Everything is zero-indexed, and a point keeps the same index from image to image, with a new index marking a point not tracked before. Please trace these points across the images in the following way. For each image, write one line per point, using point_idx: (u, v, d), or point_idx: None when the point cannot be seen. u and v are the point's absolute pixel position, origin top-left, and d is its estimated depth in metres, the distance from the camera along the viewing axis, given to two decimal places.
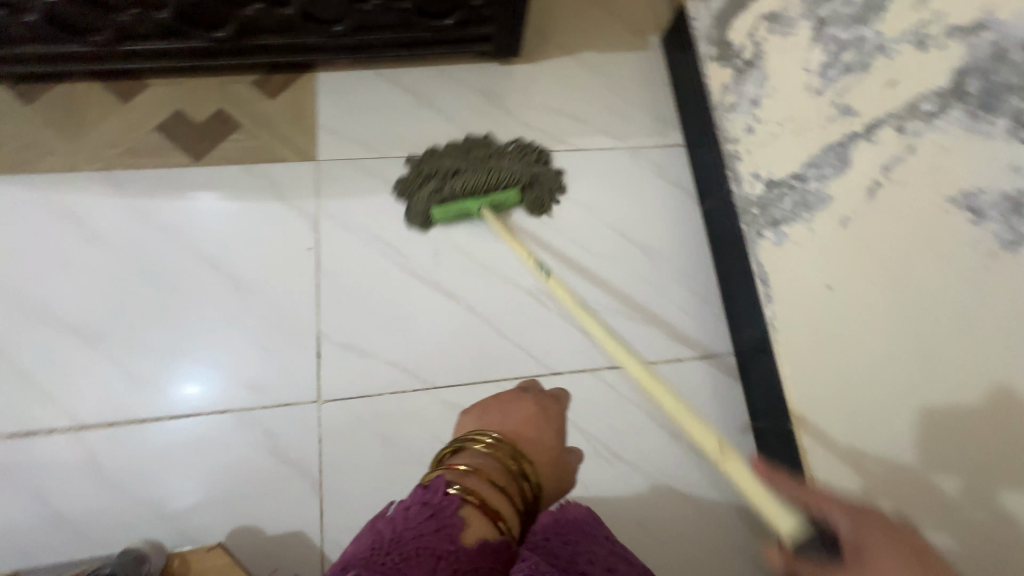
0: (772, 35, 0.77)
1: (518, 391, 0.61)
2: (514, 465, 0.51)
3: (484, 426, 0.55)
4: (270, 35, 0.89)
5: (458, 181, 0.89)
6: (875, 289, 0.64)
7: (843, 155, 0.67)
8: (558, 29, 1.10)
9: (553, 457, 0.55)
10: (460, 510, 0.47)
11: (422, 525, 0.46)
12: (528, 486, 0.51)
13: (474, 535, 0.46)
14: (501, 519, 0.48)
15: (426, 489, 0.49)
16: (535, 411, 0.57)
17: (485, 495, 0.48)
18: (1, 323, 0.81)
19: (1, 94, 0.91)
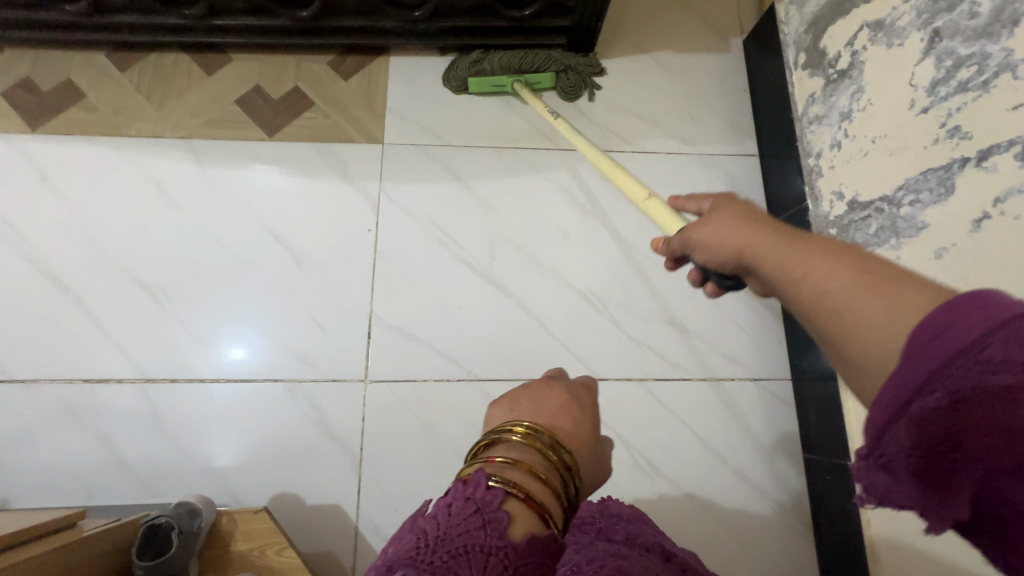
0: (875, 44, 0.72)
1: (547, 378, 0.51)
2: (558, 458, 0.42)
3: (519, 416, 0.47)
4: (351, 16, 0.91)
5: (498, 55, 0.94)
6: None
7: (946, 180, 0.62)
8: (635, 25, 1.06)
9: (593, 448, 0.46)
10: (506, 505, 0.39)
11: (467, 521, 0.38)
12: (575, 479, 0.43)
13: (523, 530, 0.39)
14: (551, 514, 0.40)
15: (465, 483, 0.41)
16: (573, 396, 0.49)
17: (533, 488, 0.41)
18: (84, 275, 0.86)
19: (100, 60, 0.96)
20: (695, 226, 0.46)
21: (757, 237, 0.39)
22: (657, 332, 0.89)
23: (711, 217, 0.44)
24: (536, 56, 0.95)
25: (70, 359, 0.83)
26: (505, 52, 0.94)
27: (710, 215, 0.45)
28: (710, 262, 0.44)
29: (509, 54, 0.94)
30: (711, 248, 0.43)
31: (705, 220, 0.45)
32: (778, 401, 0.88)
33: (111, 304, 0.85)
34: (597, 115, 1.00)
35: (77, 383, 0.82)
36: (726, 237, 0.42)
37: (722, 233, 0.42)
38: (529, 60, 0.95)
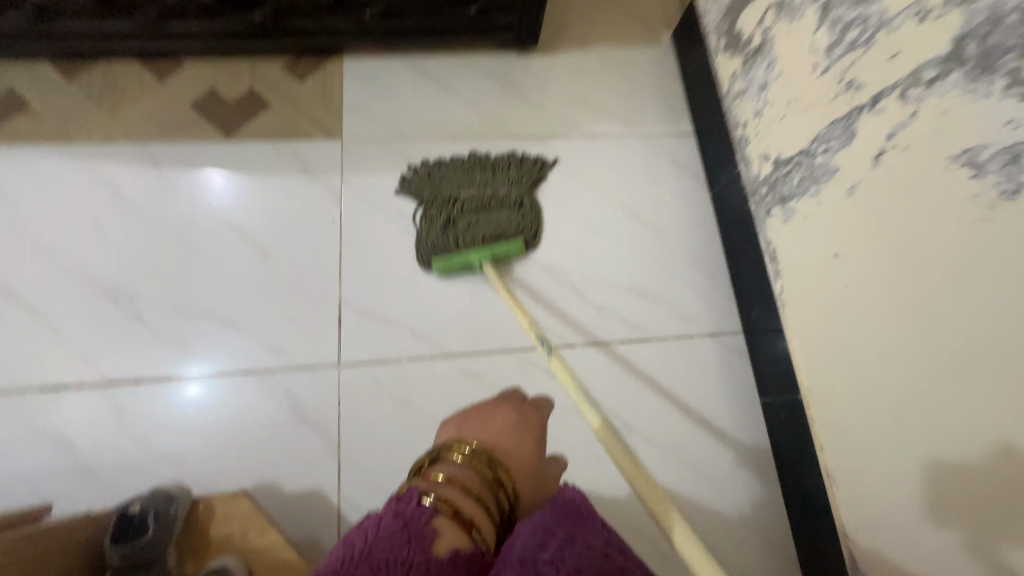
0: (780, 21, 0.81)
1: (496, 401, 0.63)
2: (491, 473, 0.53)
3: (462, 436, 0.57)
4: (303, 18, 0.94)
5: (461, 225, 0.90)
6: (877, 256, 0.67)
7: (849, 127, 0.70)
8: (574, 24, 1.15)
9: (530, 467, 0.56)
10: (433, 521, 0.46)
11: (394, 536, 0.43)
12: (504, 493, 0.52)
13: (446, 544, 0.44)
14: (475, 528, 0.47)
15: (400, 500, 0.48)
16: (512, 421, 0.59)
17: (460, 504, 0.48)
18: (38, 281, 0.84)
19: (46, 71, 0.95)
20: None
21: None
22: (617, 298, 0.96)
23: None
24: (499, 220, 0.92)
25: (24, 368, 0.80)
26: (470, 219, 0.91)
27: None
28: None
29: (472, 220, 0.91)
30: None
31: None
32: (732, 352, 0.95)
33: (67, 310, 0.83)
34: (545, 104, 1.07)
35: (31, 392, 0.79)
36: None
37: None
38: (493, 226, 0.91)
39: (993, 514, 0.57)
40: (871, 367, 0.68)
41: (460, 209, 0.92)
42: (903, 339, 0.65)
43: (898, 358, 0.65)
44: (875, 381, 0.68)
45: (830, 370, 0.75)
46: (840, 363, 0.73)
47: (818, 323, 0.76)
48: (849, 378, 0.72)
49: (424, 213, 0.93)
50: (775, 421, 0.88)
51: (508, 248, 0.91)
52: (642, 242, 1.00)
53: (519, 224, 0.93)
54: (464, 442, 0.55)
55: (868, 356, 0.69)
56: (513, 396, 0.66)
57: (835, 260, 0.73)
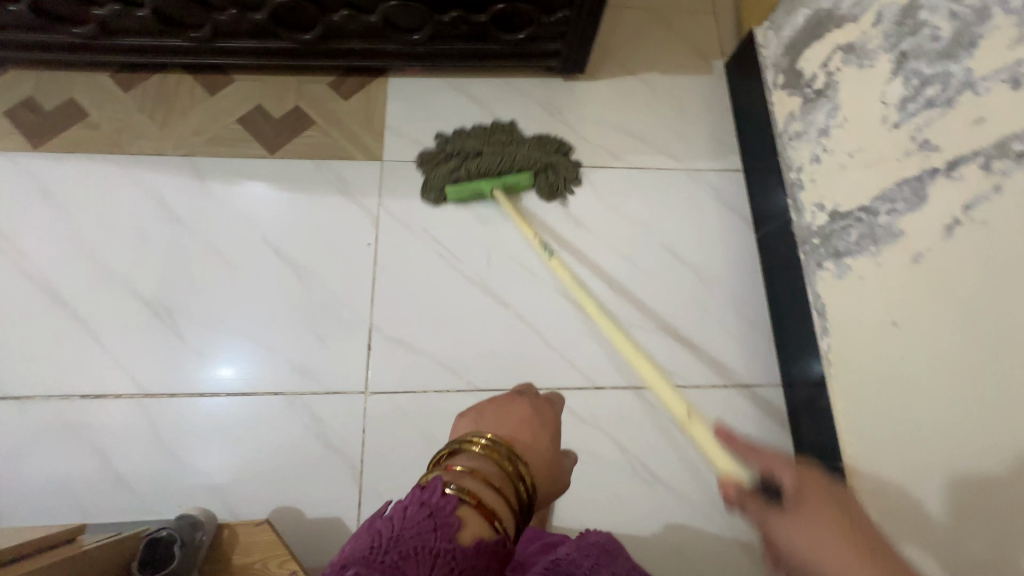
0: (847, 65, 0.77)
1: (512, 393, 0.59)
2: (512, 467, 0.48)
3: (481, 428, 0.53)
4: (352, 39, 0.94)
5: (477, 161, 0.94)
6: (941, 318, 0.63)
7: (919, 190, 0.66)
8: (622, 49, 1.12)
9: (548, 460, 0.53)
10: (458, 511, 0.44)
11: (420, 525, 0.43)
12: (525, 486, 0.49)
13: (471, 534, 0.44)
14: (498, 519, 0.45)
15: (423, 489, 0.46)
16: (530, 413, 0.55)
17: (483, 495, 0.46)
18: (85, 289, 0.87)
19: (105, 80, 0.98)
20: (788, 517, 0.40)
21: None
22: (650, 339, 0.93)
23: (810, 513, 0.40)
24: (511, 154, 0.95)
25: (68, 373, 0.83)
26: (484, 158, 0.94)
27: (797, 517, 0.40)
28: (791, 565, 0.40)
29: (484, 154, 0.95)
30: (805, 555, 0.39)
31: (802, 517, 0.40)
32: (767, 406, 0.91)
33: (110, 318, 0.86)
34: (588, 132, 1.04)
35: (73, 398, 0.82)
36: (830, 556, 0.38)
37: (812, 543, 0.39)
38: (504, 158, 0.95)
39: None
40: (930, 430, 0.64)
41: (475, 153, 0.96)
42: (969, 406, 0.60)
43: (950, 427, 0.62)
44: (927, 453, 0.64)
45: (878, 431, 0.70)
46: (891, 423, 0.68)
47: (862, 386, 0.72)
48: (905, 440, 0.66)
49: (439, 164, 0.96)
50: None
51: (519, 178, 0.95)
52: (681, 282, 0.96)
53: (530, 158, 0.96)
54: (484, 432, 0.51)
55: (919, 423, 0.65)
56: (527, 390, 0.62)
57: (892, 327, 0.69)
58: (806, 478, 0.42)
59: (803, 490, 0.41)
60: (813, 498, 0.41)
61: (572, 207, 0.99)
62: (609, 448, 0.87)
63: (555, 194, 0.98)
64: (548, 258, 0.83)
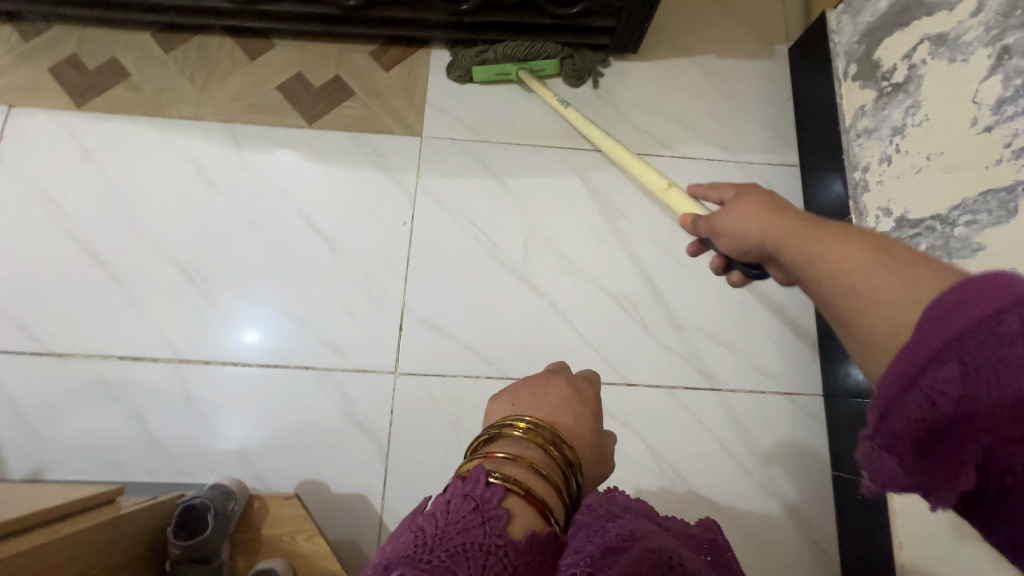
0: (935, 59, 0.70)
1: (548, 369, 0.51)
2: (561, 452, 0.42)
3: (519, 408, 0.46)
4: (397, 7, 0.90)
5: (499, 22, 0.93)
6: None
7: (1007, 202, 0.61)
8: (679, 28, 1.05)
9: (597, 442, 0.46)
10: (505, 503, 0.37)
11: (467, 519, 0.36)
12: (578, 475, 0.42)
13: (524, 527, 0.37)
14: (552, 512, 0.39)
15: (464, 479, 0.39)
16: (573, 389, 0.48)
17: (532, 484, 0.39)
18: (124, 253, 0.88)
19: (146, 42, 0.97)
20: (722, 210, 0.49)
21: (781, 237, 0.41)
22: (687, 339, 0.89)
23: (736, 206, 0.47)
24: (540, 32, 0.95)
25: (108, 335, 0.84)
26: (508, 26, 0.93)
27: (733, 205, 0.47)
28: (734, 248, 0.47)
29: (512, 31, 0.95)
30: (741, 240, 0.46)
31: (728, 204, 0.48)
32: (807, 417, 0.87)
33: (148, 282, 0.87)
34: (636, 117, 0.99)
35: (112, 359, 0.84)
36: (751, 230, 0.44)
37: (745, 221, 0.45)
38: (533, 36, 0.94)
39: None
40: None
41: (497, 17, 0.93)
42: None
43: None
44: None
45: None
46: None
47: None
48: None
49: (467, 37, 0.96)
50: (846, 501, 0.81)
51: (545, 65, 0.95)
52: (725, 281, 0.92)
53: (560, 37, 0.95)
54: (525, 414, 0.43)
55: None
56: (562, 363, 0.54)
57: None
58: (745, 188, 0.48)
59: (734, 192, 0.48)
60: (744, 201, 0.46)
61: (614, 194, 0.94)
62: (637, 447, 0.85)
63: (582, 81, 0.99)
64: (564, 107, 0.89)
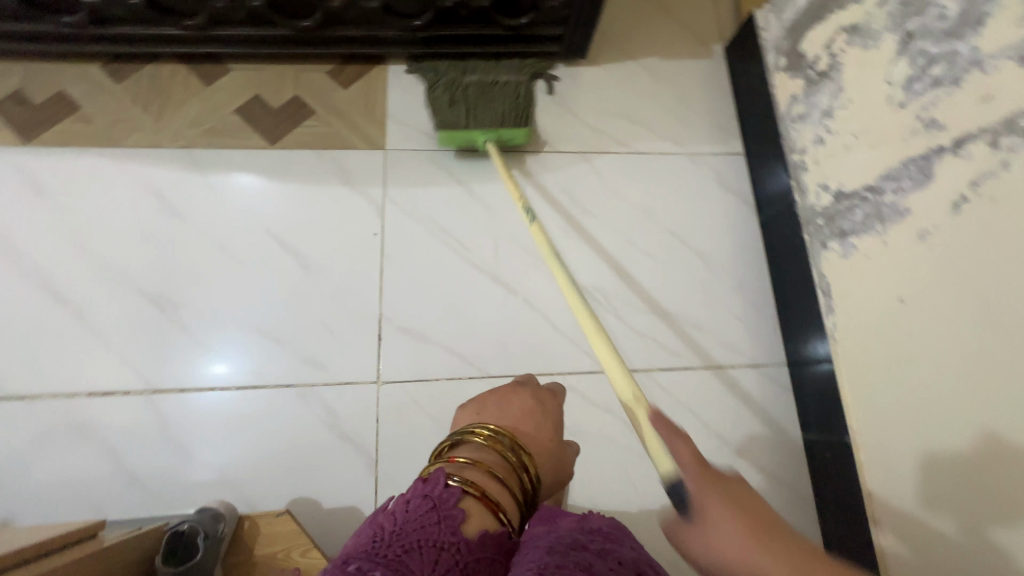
0: (851, 47, 0.78)
1: (514, 384, 0.62)
2: (515, 458, 0.51)
3: (482, 420, 0.56)
4: (352, 26, 0.93)
5: (463, 90, 0.92)
6: (955, 303, 0.65)
7: (925, 168, 0.67)
8: (623, 34, 1.11)
9: (550, 452, 0.56)
10: (461, 503, 0.46)
11: (423, 518, 0.45)
12: (529, 477, 0.51)
13: (475, 527, 0.46)
14: (502, 511, 0.48)
15: (426, 481, 0.48)
16: (534, 403, 0.59)
17: (486, 485, 0.49)
18: (87, 286, 0.86)
19: (95, 73, 0.96)
20: (689, 520, 0.37)
21: None
22: (658, 324, 0.94)
23: (713, 525, 0.36)
24: (503, 106, 0.93)
25: (74, 372, 0.82)
26: (475, 96, 0.92)
27: (708, 518, 0.36)
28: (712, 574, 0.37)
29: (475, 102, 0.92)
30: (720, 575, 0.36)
31: (700, 517, 0.37)
32: (774, 386, 0.93)
33: (115, 315, 0.85)
34: (591, 119, 1.04)
35: (79, 396, 0.81)
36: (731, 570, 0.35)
37: (725, 548, 0.35)
38: (499, 110, 0.92)
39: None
40: (937, 416, 0.67)
41: (462, 88, 0.92)
42: (971, 400, 0.63)
43: (947, 414, 0.66)
44: (933, 438, 0.67)
45: (889, 416, 0.72)
46: (898, 409, 0.71)
47: (867, 364, 0.74)
48: (913, 426, 0.69)
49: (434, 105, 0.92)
50: (817, 459, 0.86)
51: (514, 134, 0.94)
52: (686, 266, 0.97)
53: (522, 108, 0.94)
54: (486, 425, 0.53)
55: (929, 410, 0.67)
56: (529, 379, 0.65)
57: (899, 304, 0.71)
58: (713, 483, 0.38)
59: (706, 492, 0.38)
60: (719, 512, 0.36)
61: (577, 193, 0.99)
62: (620, 431, 0.87)
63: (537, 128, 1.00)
64: (530, 223, 0.80)
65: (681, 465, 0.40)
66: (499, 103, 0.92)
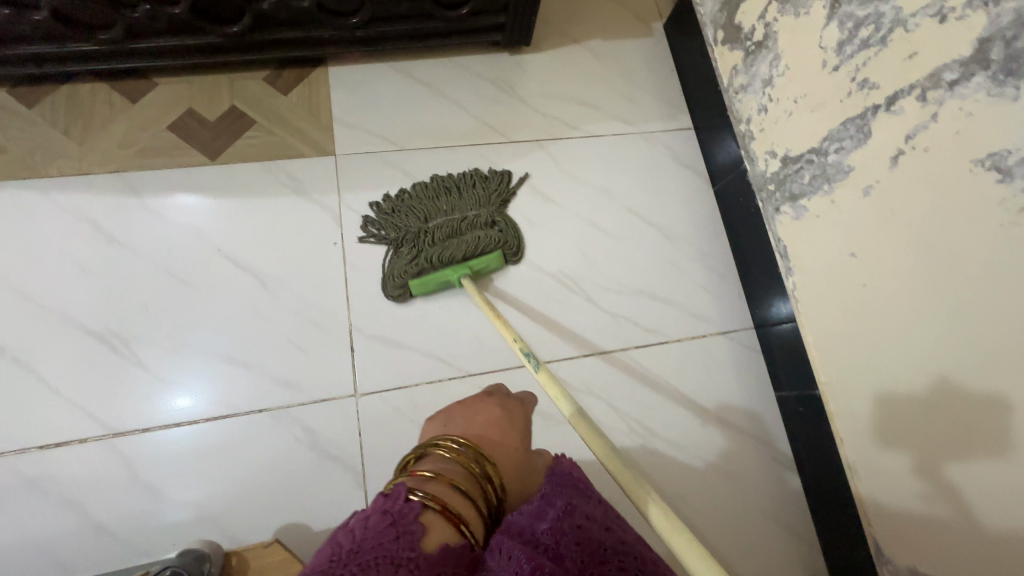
0: (784, 15, 0.80)
1: (482, 395, 0.63)
2: (478, 468, 0.51)
3: (449, 431, 0.57)
4: (285, 29, 0.88)
5: (432, 243, 0.85)
6: (895, 252, 0.68)
7: (863, 126, 0.70)
8: (565, 18, 1.11)
9: (516, 460, 0.56)
10: (421, 517, 0.45)
11: (383, 533, 0.43)
12: (493, 487, 0.51)
13: (435, 540, 0.45)
14: (463, 523, 0.47)
15: (387, 497, 0.47)
16: (498, 413, 0.59)
17: (447, 499, 0.48)
18: (24, 331, 0.79)
19: (3, 99, 0.88)
20: None
21: None
22: (630, 303, 0.95)
23: None
24: (471, 242, 0.86)
25: (18, 425, 0.75)
26: (445, 244, 0.85)
27: None
28: None
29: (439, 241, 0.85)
30: None
31: None
32: (744, 349, 0.96)
33: (58, 359, 0.78)
34: (543, 106, 1.04)
35: (28, 450, 0.75)
36: None
37: None
38: (465, 243, 0.86)
39: (974, 466, 0.63)
40: (884, 355, 0.71)
41: (429, 238, 0.85)
42: (912, 339, 0.68)
43: (894, 354, 0.70)
44: (884, 376, 0.72)
45: (847, 360, 0.76)
46: (853, 352, 0.75)
47: (831, 316, 0.78)
48: (866, 367, 0.73)
49: (396, 255, 0.86)
50: (792, 414, 0.90)
51: (487, 261, 0.88)
52: (651, 243, 0.99)
53: (490, 239, 0.88)
54: (452, 436, 0.53)
55: (878, 351, 0.72)
56: (500, 391, 0.66)
57: (850, 259, 0.74)
58: None
59: None
60: None
61: (538, 182, 0.99)
62: (605, 412, 0.89)
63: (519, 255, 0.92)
64: (535, 372, 0.70)
65: None
66: (466, 239, 0.86)
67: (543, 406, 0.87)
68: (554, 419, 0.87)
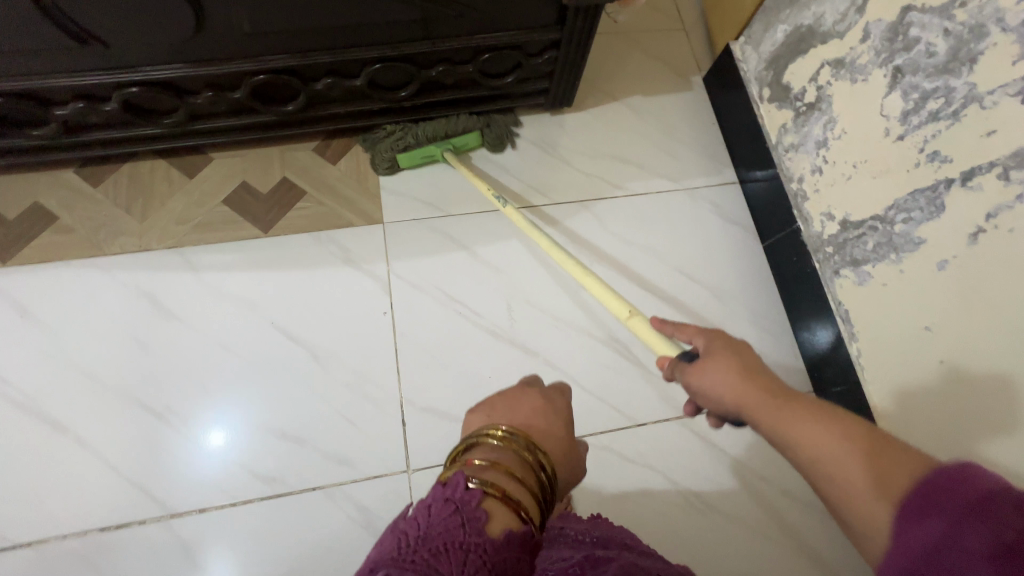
0: (839, 79, 0.79)
1: (523, 385, 0.56)
2: (532, 457, 0.46)
3: (493, 421, 0.51)
4: (336, 104, 0.90)
5: (419, 127, 0.94)
6: (959, 306, 0.67)
7: (935, 200, 0.68)
8: (603, 75, 1.12)
9: (564, 448, 0.51)
10: (484, 503, 0.41)
11: (447, 520, 0.40)
12: (547, 476, 0.47)
13: (500, 526, 0.41)
14: (524, 509, 0.42)
15: (445, 485, 0.43)
16: (543, 403, 0.53)
17: (506, 487, 0.43)
18: (88, 407, 0.81)
19: (71, 180, 0.91)
20: (693, 367, 0.50)
21: (753, 399, 0.44)
22: None
23: (711, 360, 0.48)
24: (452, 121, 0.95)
25: (83, 505, 0.76)
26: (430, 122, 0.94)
27: (710, 361, 0.48)
28: (712, 407, 0.49)
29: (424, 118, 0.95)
30: (714, 396, 0.47)
31: (702, 364, 0.49)
32: None
33: (118, 436, 0.80)
34: (585, 164, 1.04)
35: (90, 532, 0.75)
36: (723, 391, 0.47)
37: (719, 384, 0.47)
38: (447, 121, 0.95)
39: (1005, 450, 0.63)
40: (926, 367, 0.71)
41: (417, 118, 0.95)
42: (950, 347, 0.68)
43: (935, 363, 0.70)
44: (925, 387, 0.71)
45: (890, 376, 0.75)
46: (899, 372, 0.74)
47: (896, 373, 0.74)
48: (910, 382, 0.73)
49: (384, 133, 0.96)
50: None
51: (467, 139, 0.97)
52: (701, 303, 0.96)
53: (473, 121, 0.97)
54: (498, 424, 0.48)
55: (919, 365, 0.72)
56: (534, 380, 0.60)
57: (926, 332, 0.70)
58: (716, 339, 0.50)
59: (710, 346, 0.50)
60: (717, 351, 0.49)
61: (583, 243, 0.98)
62: (662, 485, 0.85)
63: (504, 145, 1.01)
64: (503, 208, 0.88)
65: (691, 338, 0.53)
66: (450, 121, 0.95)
67: (597, 480, 0.84)
68: (608, 495, 0.84)
